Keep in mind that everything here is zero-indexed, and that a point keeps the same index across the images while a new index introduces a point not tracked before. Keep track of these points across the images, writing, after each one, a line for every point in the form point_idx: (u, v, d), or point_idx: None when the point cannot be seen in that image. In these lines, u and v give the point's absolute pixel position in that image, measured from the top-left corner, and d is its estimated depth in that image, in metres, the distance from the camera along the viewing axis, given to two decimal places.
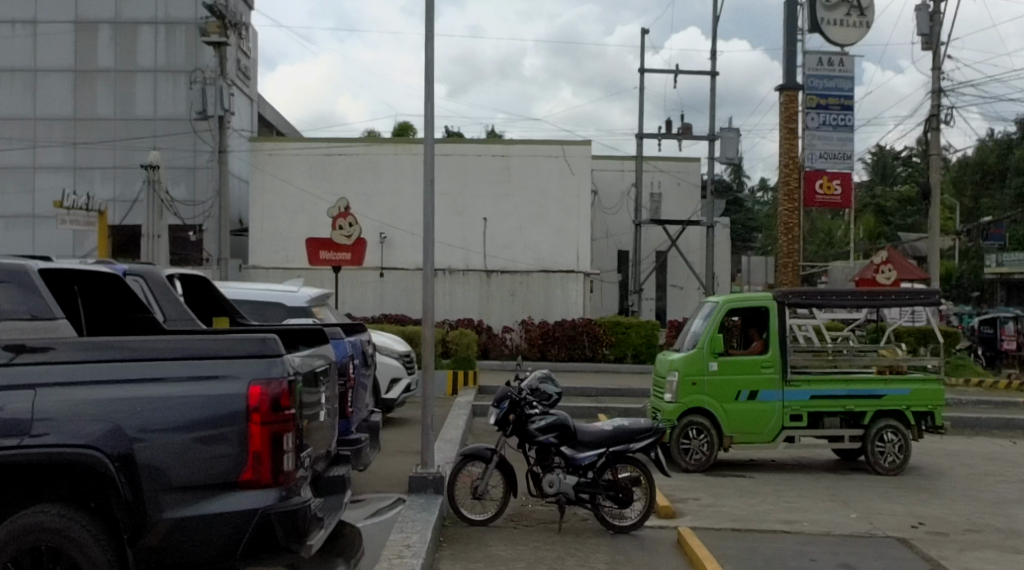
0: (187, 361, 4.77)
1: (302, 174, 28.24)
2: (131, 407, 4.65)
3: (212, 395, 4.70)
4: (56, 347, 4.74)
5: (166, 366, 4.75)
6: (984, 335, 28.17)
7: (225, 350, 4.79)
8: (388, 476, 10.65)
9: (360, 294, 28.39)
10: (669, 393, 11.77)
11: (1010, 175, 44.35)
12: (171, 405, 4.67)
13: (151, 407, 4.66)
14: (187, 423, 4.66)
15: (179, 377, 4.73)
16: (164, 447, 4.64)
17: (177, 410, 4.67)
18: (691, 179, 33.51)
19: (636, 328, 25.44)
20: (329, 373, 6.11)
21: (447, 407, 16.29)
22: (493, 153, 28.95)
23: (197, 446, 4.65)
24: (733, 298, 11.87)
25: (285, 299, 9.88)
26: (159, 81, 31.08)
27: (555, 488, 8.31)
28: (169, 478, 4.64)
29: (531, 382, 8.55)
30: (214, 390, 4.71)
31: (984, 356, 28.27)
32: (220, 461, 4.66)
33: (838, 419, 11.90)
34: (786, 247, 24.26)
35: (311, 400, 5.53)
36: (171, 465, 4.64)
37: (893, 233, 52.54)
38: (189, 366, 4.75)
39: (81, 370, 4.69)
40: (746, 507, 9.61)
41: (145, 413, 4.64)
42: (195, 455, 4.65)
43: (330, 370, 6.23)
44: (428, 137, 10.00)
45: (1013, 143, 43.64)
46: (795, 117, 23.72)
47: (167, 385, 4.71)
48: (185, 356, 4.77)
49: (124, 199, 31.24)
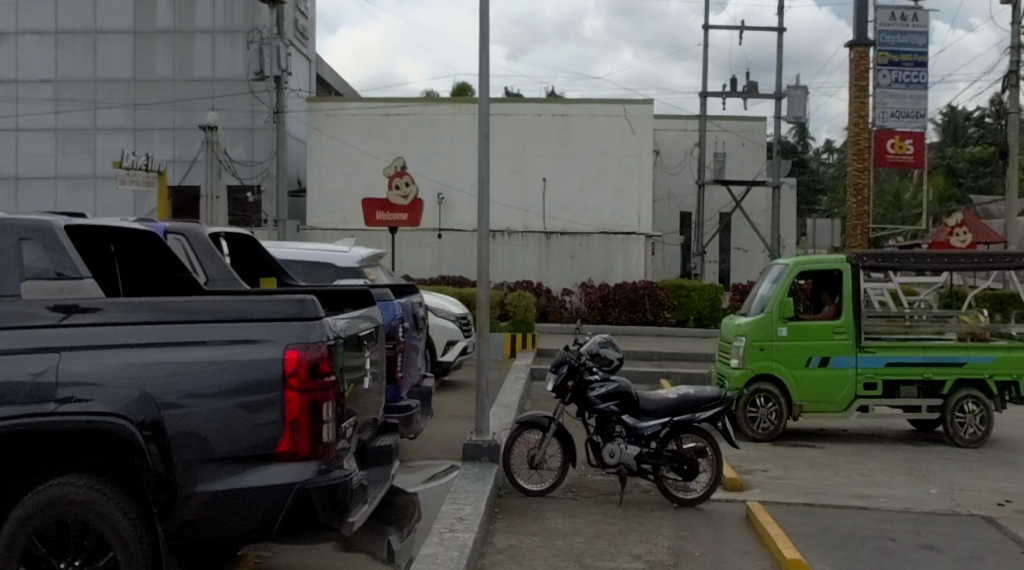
0: (223, 323, 4.44)
1: (358, 135, 28.00)
2: (164, 372, 4.33)
3: (248, 360, 4.37)
4: (103, 308, 4.44)
5: (201, 329, 4.42)
6: None
7: (262, 311, 4.45)
8: (442, 441, 10.34)
9: (418, 256, 28.16)
10: (736, 358, 11.19)
11: None
12: (206, 369, 4.35)
13: (185, 373, 4.34)
14: (221, 388, 4.34)
15: (214, 341, 4.40)
16: (199, 415, 4.31)
17: (212, 375, 4.35)
18: (757, 138, 32.47)
19: (699, 291, 24.81)
20: (375, 337, 5.75)
21: (504, 370, 15.95)
22: (553, 113, 28.35)
23: (232, 413, 4.32)
24: (806, 260, 11.23)
25: (334, 259, 9.54)
26: (217, 41, 31.02)
27: (616, 458, 7.89)
28: (206, 448, 4.32)
29: (590, 347, 8.11)
30: (250, 355, 4.38)
31: None
32: (258, 431, 4.33)
33: (916, 388, 11.19)
34: (855, 210, 23.30)
35: (354, 365, 5.18)
36: (208, 434, 4.31)
37: (966, 196, 50.63)
38: (224, 329, 4.42)
39: (118, 333, 4.38)
40: (818, 480, 9.07)
41: (178, 379, 4.32)
42: (229, 425, 4.32)
43: (378, 333, 5.87)
44: (483, 89, 9.53)
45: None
46: (867, 74, 22.42)
47: (202, 349, 4.39)
48: (221, 319, 4.45)
49: (183, 160, 31.35)
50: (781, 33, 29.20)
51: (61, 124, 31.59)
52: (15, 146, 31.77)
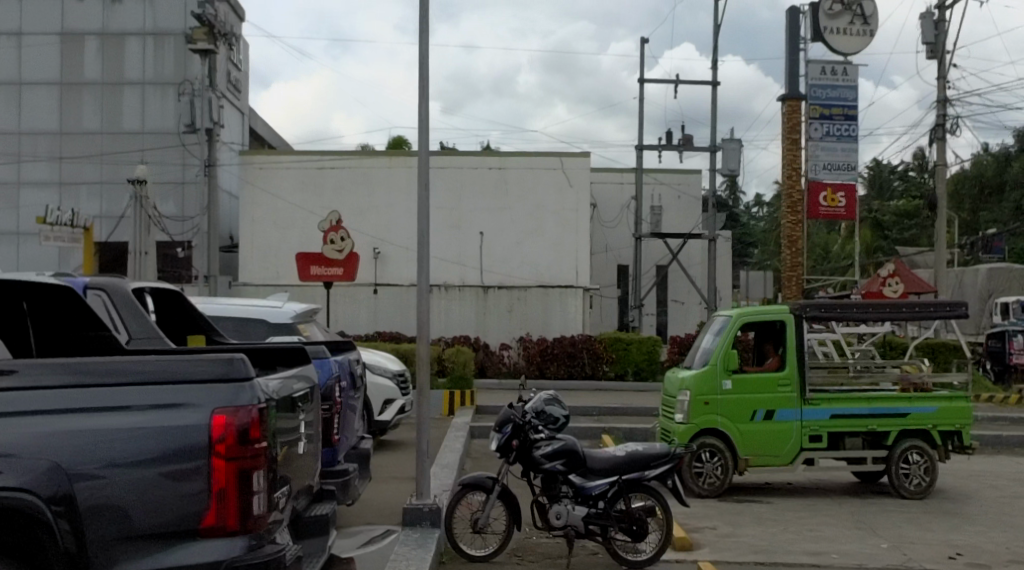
0: (146, 386, 4.06)
1: (293, 188, 27.59)
2: (80, 442, 3.93)
3: (172, 426, 3.99)
4: (18, 370, 4.03)
5: (124, 392, 4.04)
6: (993, 350, 27.36)
7: (187, 372, 4.07)
8: (380, 505, 9.90)
9: (354, 311, 27.67)
10: (680, 413, 11.05)
11: (1008, 187, 43.65)
12: (127, 437, 3.96)
13: (104, 442, 3.94)
14: (143, 457, 3.95)
15: (137, 406, 4.02)
16: (118, 486, 3.92)
17: (133, 444, 3.96)
18: (692, 191, 32.95)
19: (637, 344, 24.78)
20: (310, 399, 5.40)
21: (443, 428, 15.55)
22: (490, 166, 28.35)
23: (155, 485, 3.94)
24: (748, 312, 11.20)
25: (268, 315, 9.13)
26: (148, 94, 30.43)
27: (563, 520, 7.57)
28: (127, 523, 3.92)
29: (535, 404, 7.82)
30: (174, 420, 4.00)
31: (994, 371, 27.35)
32: (182, 503, 3.95)
33: (860, 440, 11.15)
34: (790, 261, 23.65)
35: (288, 428, 4.83)
36: (130, 507, 3.93)
37: (892, 248, 52.06)
38: (148, 392, 4.04)
39: (32, 398, 3.98)
40: (768, 537, 8.87)
41: (96, 448, 3.93)
42: (153, 496, 3.94)
43: (314, 394, 5.51)
44: (422, 139, 9.32)
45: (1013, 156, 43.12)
46: (799, 128, 22.91)
47: (124, 415, 4.00)
48: (145, 381, 4.06)
49: (110, 216, 30.52)
50: (715, 88, 29.82)
51: None
52: None
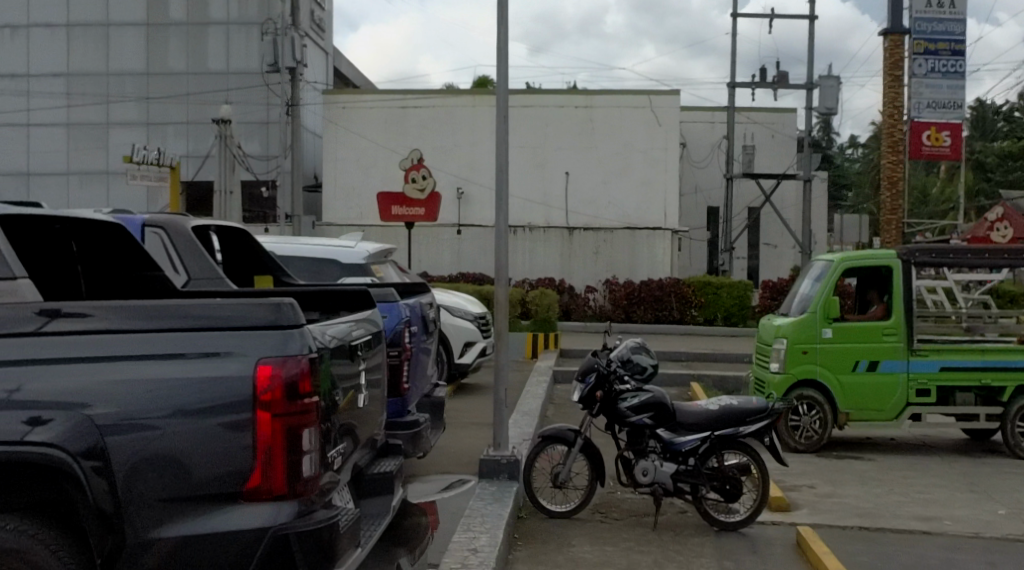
0: (193, 332, 3.48)
1: (375, 127, 27.27)
2: (129, 390, 3.37)
3: (221, 377, 3.41)
4: (95, 314, 3.45)
5: (177, 338, 3.46)
6: None
7: (235, 317, 3.49)
8: (458, 452, 9.53)
9: (436, 252, 27.39)
10: (775, 362, 10.36)
11: None
12: (173, 387, 3.39)
13: (153, 393, 3.38)
14: (189, 410, 3.38)
15: (191, 353, 3.44)
16: (164, 442, 3.35)
17: (184, 396, 3.38)
18: (787, 130, 31.50)
19: (727, 289, 23.87)
20: (374, 347, 4.99)
21: (525, 373, 15.15)
22: (575, 104, 27.50)
23: (202, 443, 3.37)
24: (852, 257, 10.36)
25: (338, 255, 8.73)
26: (232, 33, 30.37)
27: (650, 477, 7.10)
28: (173, 484, 3.35)
29: (621, 353, 7.28)
30: (222, 371, 3.43)
31: None
32: (230, 461, 3.38)
33: (972, 395, 10.27)
34: (890, 204, 22.24)
35: (346, 378, 4.39)
36: (179, 465, 3.35)
37: (998, 191, 49.28)
38: (201, 338, 3.46)
39: (83, 341, 3.41)
40: (873, 500, 8.16)
41: (145, 400, 3.36)
42: (201, 454, 3.36)
43: (378, 342, 5.09)
44: (501, 68, 8.69)
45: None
46: (902, 64, 21.34)
47: (177, 364, 3.43)
48: (199, 327, 3.48)
49: (197, 156, 30.83)
50: (813, 20, 28.17)
51: (75, 119, 31.11)
52: (28, 140, 31.31)
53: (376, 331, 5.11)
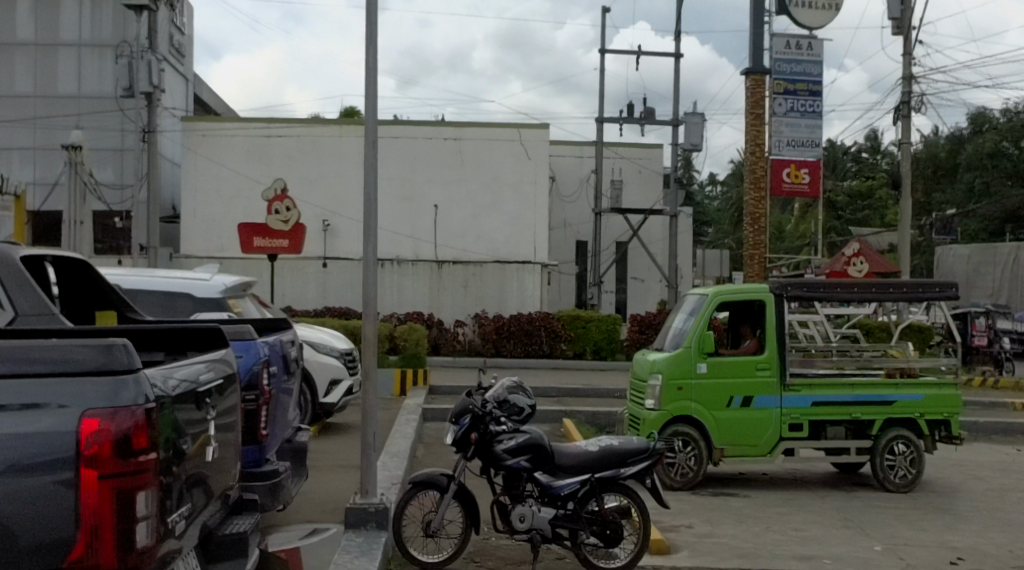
0: (12, 378, 3.03)
1: (238, 156, 26.25)
2: None
3: (42, 433, 2.98)
4: None
5: None
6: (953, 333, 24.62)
7: (61, 361, 3.06)
8: (323, 498, 8.93)
9: (302, 286, 26.45)
10: (651, 399, 10.22)
11: (960, 168, 43.06)
12: None
13: None
14: (3, 474, 2.93)
15: (10, 405, 3.00)
16: None
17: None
18: (653, 167, 32.16)
19: (597, 322, 23.96)
20: (226, 387, 4.45)
21: (395, 411, 14.60)
22: (446, 136, 27.22)
23: (21, 510, 2.94)
24: (725, 291, 10.38)
25: (192, 289, 8.00)
26: (84, 55, 28.69)
27: (527, 524, 6.69)
28: None
29: (497, 392, 6.87)
30: (44, 426, 2.98)
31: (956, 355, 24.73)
32: (47, 533, 2.94)
33: (843, 429, 10.47)
34: (752, 239, 22.83)
35: (194, 422, 3.89)
36: None
37: (846, 229, 51.88)
38: (24, 386, 3.02)
39: None
40: (751, 538, 8.07)
41: None
42: (13, 527, 2.93)
43: (230, 384, 4.53)
44: (369, 95, 8.27)
45: (964, 139, 43.01)
46: (762, 103, 22.03)
47: None
48: (23, 372, 3.04)
49: (44, 183, 28.92)
50: (677, 60, 28.90)
51: None
52: None
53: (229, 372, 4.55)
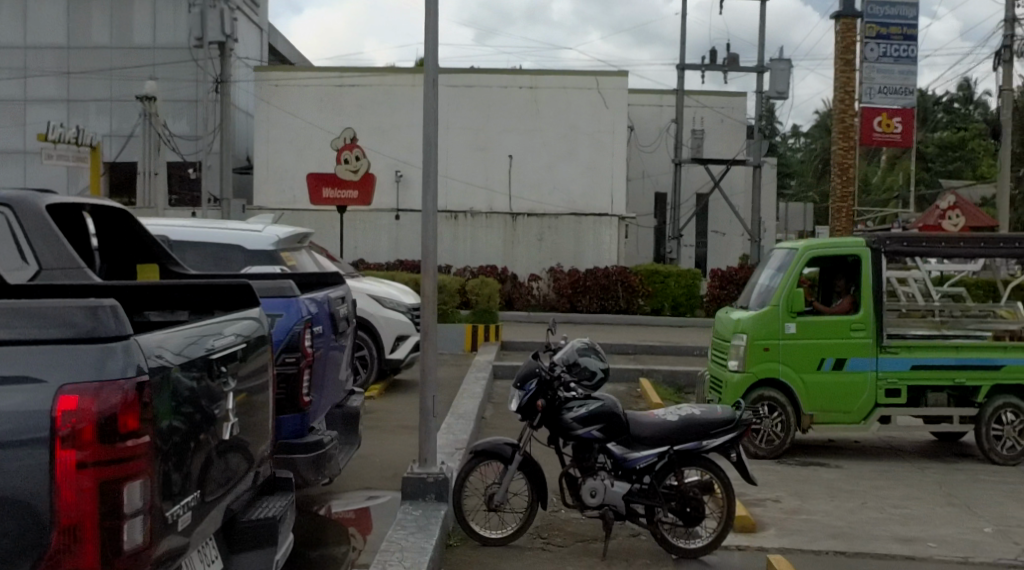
0: None
1: (310, 106, 25.92)
2: None
3: (15, 411, 2.43)
4: None
5: None
6: None
7: (44, 324, 2.51)
8: (385, 461, 8.49)
9: (375, 238, 26.14)
10: (734, 360, 9.50)
11: None
12: None
13: None
14: None
15: None
16: None
17: None
18: (737, 116, 30.84)
19: (676, 277, 23.12)
20: (253, 354, 3.95)
21: (465, 368, 14.16)
22: (520, 85, 26.48)
23: None
24: (817, 245, 9.54)
25: (245, 241, 7.53)
26: (158, 6, 28.67)
27: (598, 499, 6.12)
28: None
29: (567, 355, 6.23)
30: (18, 403, 2.44)
31: None
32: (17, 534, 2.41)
33: (945, 395, 9.55)
34: (840, 191, 21.59)
35: (211, 395, 3.38)
36: None
37: (936, 181, 49.49)
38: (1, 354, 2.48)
39: None
40: (844, 516, 7.33)
41: None
42: None
43: (259, 351, 4.04)
44: (430, 31, 7.61)
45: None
46: (853, 48, 20.67)
47: None
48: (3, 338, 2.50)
49: (121, 135, 29.16)
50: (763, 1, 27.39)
51: None
52: None
53: (253, 335, 4.01)
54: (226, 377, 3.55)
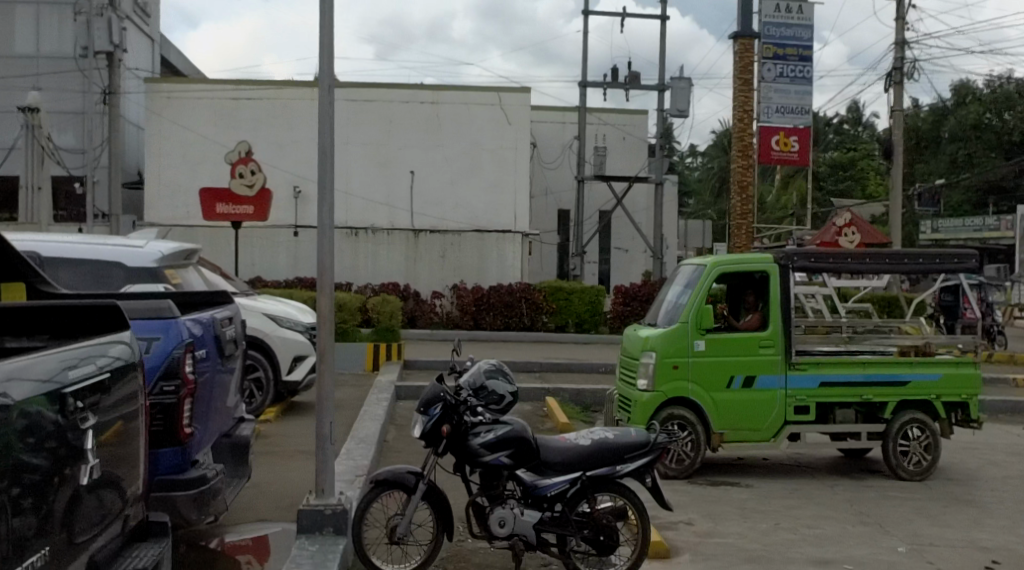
0: None
1: (204, 119, 25.00)
2: None
3: None
4: None
5: None
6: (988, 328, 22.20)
7: None
8: (280, 491, 7.96)
9: (272, 255, 25.29)
10: (643, 379, 9.31)
11: (944, 139, 42.16)
12: None
13: None
14: None
15: None
16: None
17: None
18: (638, 133, 31.14)
19: (579, 294, 23.04)
20: (126, 380, 3.51)
21: (367, 390, 13.66)
22: (422, 100, 26.11)
23: None
24: (725, 261, 9.49)
25: (124, 257, 6.77)
26: (42, 13, 27.20)
27: (508, 529, 5.77)
28: None
29: (474, 378, 5.89)
30: None
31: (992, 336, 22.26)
32: None
33: (852, 411, 9.61)
34: (740, 208, 21.90)
35: (72, 429, 3.01)
36: None
37: (826, 199, 51.12)
38: None
39: None
40: (758, 538, 7.18)
41: None
42: None
43: (133, 378, 3.60)
44: (326, 37, 7.18)
45: (948, 110, 42.24)
46: (751, 68, 21.05)
47: None
48: None
49: (0, 148, 27.58)
50: (664, 21, 27.72)
51: None
52: None
53: (119, 363, 3.49)
54: (83, 414, 3.09)
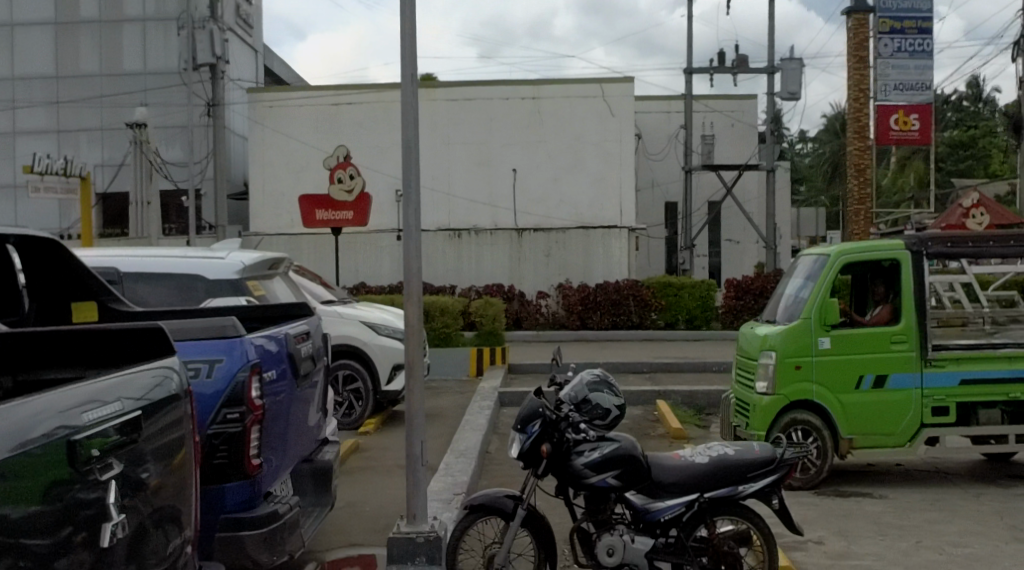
0: None
1: (306, 126, 25.18)
2: None
3: None
4: None
5: None
6: None
7: None
8: (375, 510, 7.58)
9: (376, 259, 25.25)
10: (763, 381, 8.57)
11: None
12: None
13: None
14: None
15: None
16: None
17: None
18: (747, 119, 29.94)
19: (689, 289, 22.17)
20: (172, 410, 3.15)
21: (470, 395, 13.27)
22: (521, 96, 25.70)
23: None
24: (850, 249, 8.67)
25: (205, 271, 6.49)
26: (148, 30, 27.99)
27: (617, 558, 5.18)
28: None
29: (575, 391, 5.34)
30: None
31: None
32: None
33: (998, 412, 8.59)
34: (858, 192, 20.60)
35: (100, 478, 2.60)
36: None
37: (949, 180, 48.37)
38: None
39: None
40: (899, 560, 6.37)
41: None
42: None
43: (182, 410, 3.24)
44: (407, 25, 6.72)
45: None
46: (866, 44, 19.81)
47: None
48: None
49: (111, 164, 28.50)
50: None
51: None
52: None
53: (154, 398, 3.05)
54: (103, 464, 2.62)
